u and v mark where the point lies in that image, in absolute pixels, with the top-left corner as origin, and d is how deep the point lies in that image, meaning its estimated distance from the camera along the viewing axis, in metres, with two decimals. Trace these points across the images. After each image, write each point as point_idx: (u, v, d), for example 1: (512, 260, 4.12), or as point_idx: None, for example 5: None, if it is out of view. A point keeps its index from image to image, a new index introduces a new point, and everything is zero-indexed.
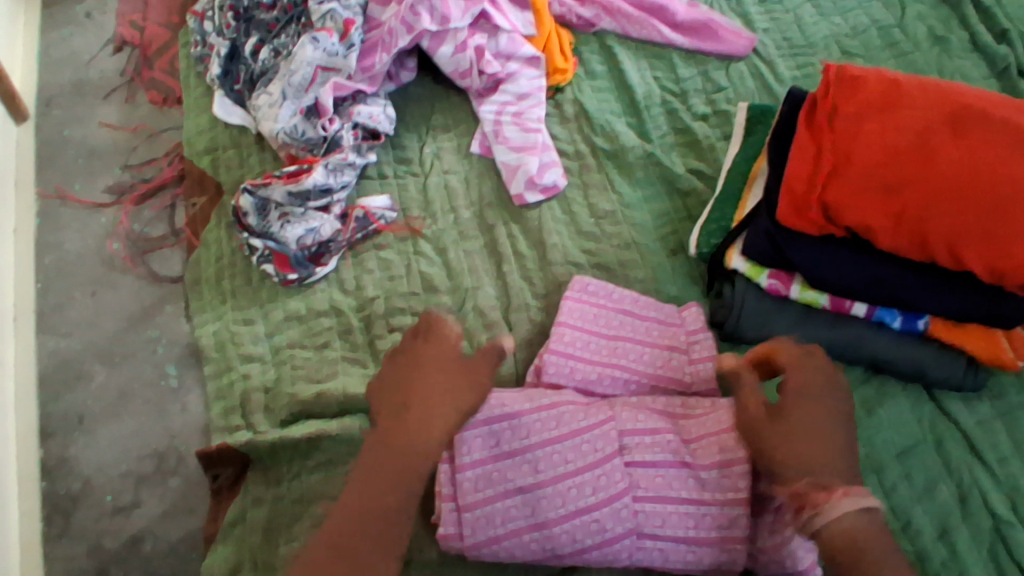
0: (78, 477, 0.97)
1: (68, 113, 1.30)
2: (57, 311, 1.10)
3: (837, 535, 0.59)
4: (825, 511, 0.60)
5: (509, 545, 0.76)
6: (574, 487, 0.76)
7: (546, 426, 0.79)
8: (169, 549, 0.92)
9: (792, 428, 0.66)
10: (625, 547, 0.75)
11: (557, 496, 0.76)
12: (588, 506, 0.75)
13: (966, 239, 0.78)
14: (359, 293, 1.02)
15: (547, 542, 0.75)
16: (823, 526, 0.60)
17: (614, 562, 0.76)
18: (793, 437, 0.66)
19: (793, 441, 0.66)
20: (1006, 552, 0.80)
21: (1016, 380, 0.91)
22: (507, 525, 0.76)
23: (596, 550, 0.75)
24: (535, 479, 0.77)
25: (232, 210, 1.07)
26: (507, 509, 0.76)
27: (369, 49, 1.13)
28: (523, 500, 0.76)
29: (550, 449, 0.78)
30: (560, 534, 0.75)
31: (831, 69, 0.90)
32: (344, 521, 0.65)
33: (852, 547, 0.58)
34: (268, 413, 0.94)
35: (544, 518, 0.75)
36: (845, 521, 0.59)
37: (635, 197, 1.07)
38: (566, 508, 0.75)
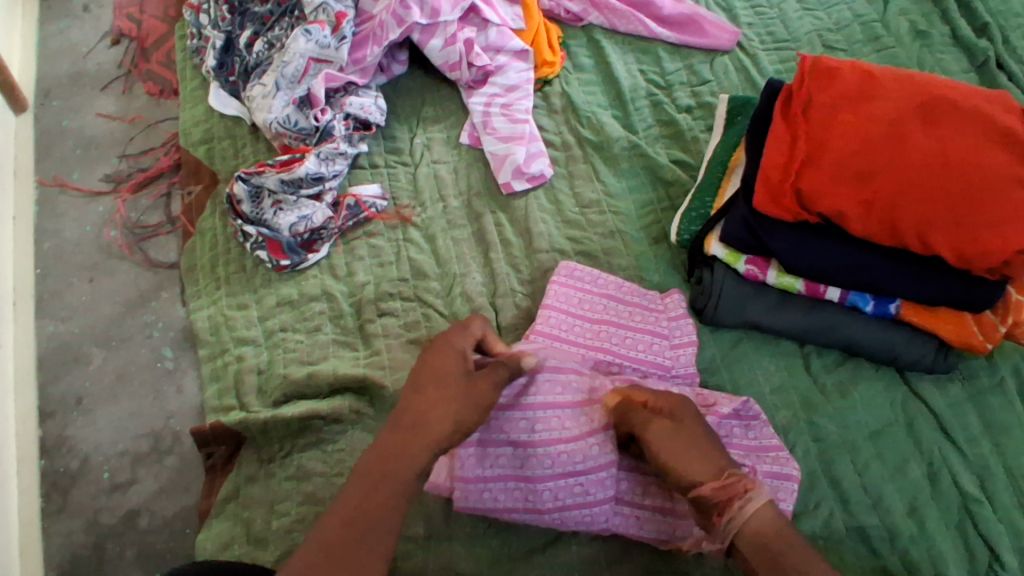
0: (76, 456, 1.00)
1: (66, 103, 1.33)
2: (55, 296, 1.12)
3: (759, 529, 0.66)
4: (749, 504, 0.66)
5: (494, 493, 0.81)
6: (567, 451, 0.80)
7: (550, 389, 0.83)
8: (164, 525, 0.95)
9: (685, 440, 0.72)
10: (600, 514, 0.80)
11: (547, 457, 0.80)
12: (574, 469, 0.79)
13: (934, 226, 0.81)
14: (350, 279, 1.05)
15: (530, 496, 0.80)
16: (749, 519, 0.66)
17: (590, 527, 0.80)
18: (697, 447, 0.71)
19: (694, 449, 0.71)
20: (973, 528, 0.83)
21: (987, 363, 0.94)
22: (497, 475, 0.81)
23: (574, 513, 0.80)
24: (530, 436, 0.81)
25: (227, 197, 1.10)
26: (499, 460, 0.81)
27: (361, 42, 1.16)
28: (516, 455, 0.81)
29: (551, 412, 0.82)
30: (544, 492, 0.80)
31: (807, 61, 0.93)
32: (349, 519, 0.67)
33: (762, 534, 0.66)
34: (261, 395, 0.97)
35: (532, 473, 0.80)
36: (764, 509, 0.67)
37: (619, 186, 1.10)
38: (553, 469, 0.80)
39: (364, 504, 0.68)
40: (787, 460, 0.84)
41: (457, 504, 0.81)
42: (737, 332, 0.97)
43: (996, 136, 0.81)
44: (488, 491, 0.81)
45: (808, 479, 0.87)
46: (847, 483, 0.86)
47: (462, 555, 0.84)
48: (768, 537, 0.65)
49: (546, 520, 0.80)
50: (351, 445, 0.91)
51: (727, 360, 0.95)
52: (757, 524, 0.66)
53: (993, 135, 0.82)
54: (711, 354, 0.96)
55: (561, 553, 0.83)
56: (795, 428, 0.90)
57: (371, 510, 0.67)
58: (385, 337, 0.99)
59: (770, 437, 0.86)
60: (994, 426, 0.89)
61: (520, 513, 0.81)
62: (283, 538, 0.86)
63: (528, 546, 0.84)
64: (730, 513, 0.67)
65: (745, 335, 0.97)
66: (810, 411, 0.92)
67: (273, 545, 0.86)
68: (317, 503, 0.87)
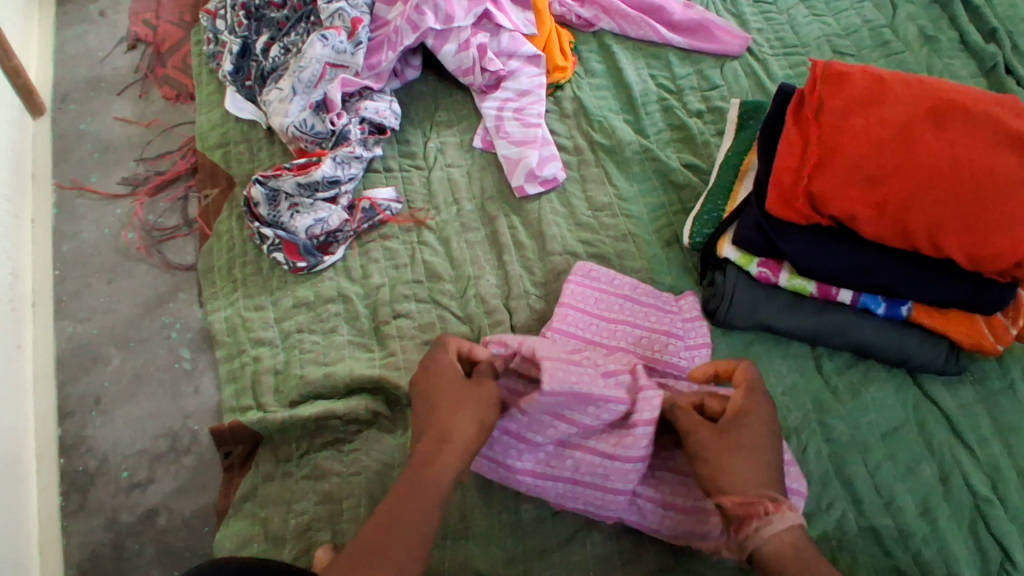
0: (95, 455, 1.01)
1: (83, 107, 1.34)
2: (74, 297, 1.14)
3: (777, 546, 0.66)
4: (767, 526, 0.67)
5: (519, 449, 0.82)
6: (603, 431, 0.81)
7: (617, 385, 0.81)
8: (183, 523, 0.96)
9: (727, 449, 0.72)
10: (606, 500, 0.81)
11: (589, 435, 0.81)
12: (604, 459, 0.80)
13: (946, 228, 0.82)
14: (365, 281, 1.06)
15: (557, 462, 0.82)
16: (763, 538, 0.67)
17: (597, 510, 0.82)
18: (735, 460, 0.71)
19: (738, 458, 0.71)
20: (985, 528, 0.84)
21: (998, 365, 0.94)
22: (528, 436, 0.81)
23: (589, 495, 0.81)
24: (578, 418, 0.80)
25: (245, 200, 1.11)
26: (546, 430, 0.81)
27: (375, 48, 1.18)
28: (553, 427, 0.80)
29: (614, 407, 0.80)
30: (569, 463, 0.81)
31: (818, 66, 0.94)
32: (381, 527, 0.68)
33: (777, 556, 0.66)
34: (278, 395, 0.98)
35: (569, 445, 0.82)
36: (784, 532, 0.67)
37: (631, 190, 1.11)
38: (587, 441, 0.81)
39: (403, 510, 0.70)
40: (797, 476, 0.84)
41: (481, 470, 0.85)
42: (749, 335, 0.98)
43: (1007, 139, 0.82)
44: (512, 446, 0.82)
45: (820, 479, 0.88)
46: (859, 484, 0.87)
47: (477, 554, 0.84)
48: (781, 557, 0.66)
49: (561, 494, 0.82)
50: (367, 444, 0.91)
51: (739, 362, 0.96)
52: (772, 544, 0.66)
53: (1004, 138, 0.83)
54: (724, 356, 0.97)
55: (575, 551, 0.84)
56: (808, 429, 0.91)
57: (408, 509, 0.70)
58: (399, 339, 1.00)
59: (783, 451, 0.85)
60: (1006, 427, 0.90)
61: (538, 481, 0.82)
62: (300, 537, 0.87)
63: (542, 545, 0.85)
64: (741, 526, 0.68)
65: (758, 336, 0.98)
66: (822, 413, 0.92)
67: (290, 544, 0.86)
68: (333, 502, 0.88)
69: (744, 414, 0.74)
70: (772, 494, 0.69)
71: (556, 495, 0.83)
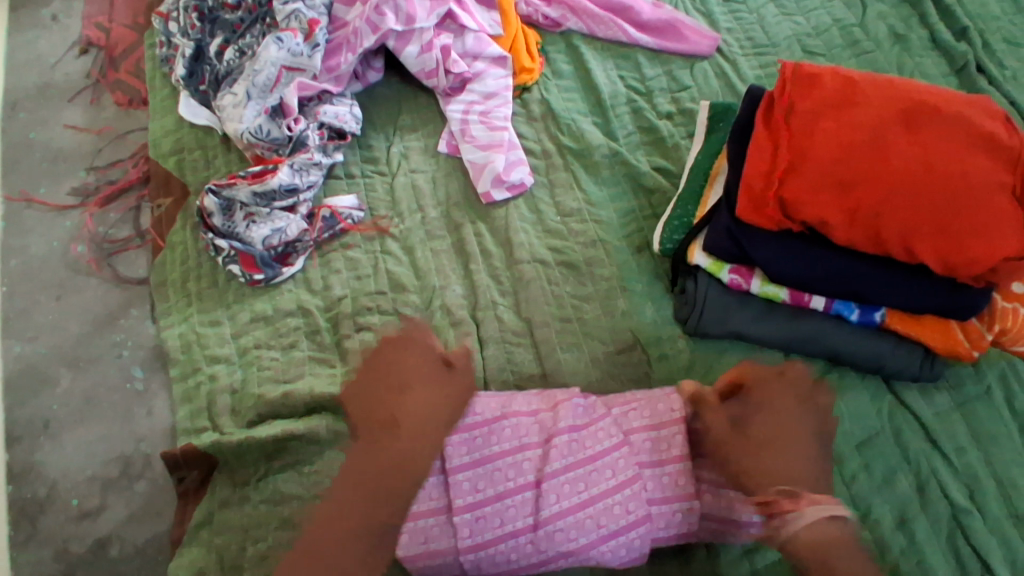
0: (43, 482, 0.96)
1: (31, 115, 1.28)
2: (22, 316, 1.08)
3: (804, 541, 0.67)
4: (791, 522, 0.67)
5: (477, 560, 0.73)
6: (519, 502, 0.74)
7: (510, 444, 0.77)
8: (136, 553, 0.92)
9: (759, 448, 0.75)
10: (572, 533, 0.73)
11: (503, 476, 0.75)
12: (570, 500, 0.74)
13: (920, 234, 0.79)
14: (326, 294, 1.02)
15: (496, 521, 0.73)
16: (793, 536, 0.67)
17: (539, 567, 0.74)
18: (771, 452, 0.74)
19: (765, 457, 0.74)
20: (963, 539, 0.82)
21: (973, 370, 0.93)
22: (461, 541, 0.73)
23: (564, 559, 0.74)
24: (520, 447, 0.77)
25: (198, 210, 1.07)
26: (501, 476, 0.75)
27: (334, 50, 1.14)
28: (495, 471, 0.75)
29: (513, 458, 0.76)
30: (515, 509, 0.74)
31: (787, 68, 0.92)
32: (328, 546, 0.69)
33: (806, 554, 0.67)
34: (234, 416, 0.94)
35: (509, 502, 0.74)
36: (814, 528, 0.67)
37: (601, 195, 1.08)
38: (516, 521, 0.73)
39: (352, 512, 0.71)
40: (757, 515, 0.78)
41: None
42: (721, 343, 0.95)
43: (977, 142, 0.81)
44: (468, 538, 0.72)
45: None
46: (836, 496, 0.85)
47: None
48: (813, 554, 0.66)
49: (500, 559, 0.73)
50: (326, 466, 0.88)
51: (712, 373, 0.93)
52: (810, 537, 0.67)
53: (974, 140, 0.81)
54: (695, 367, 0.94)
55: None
56: None
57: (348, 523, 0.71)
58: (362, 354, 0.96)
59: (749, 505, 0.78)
60: (982, 434, 0.89)
61: (477, 552, 0.72)
62: (257, 566, 0.83)
63: None
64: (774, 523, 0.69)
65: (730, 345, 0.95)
66: None
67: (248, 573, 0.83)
68: (292, 528, 0.84)
69: (756, 405, 0.79)
70: (789, 489, 0.71)
71: (496, 564, 0.73)
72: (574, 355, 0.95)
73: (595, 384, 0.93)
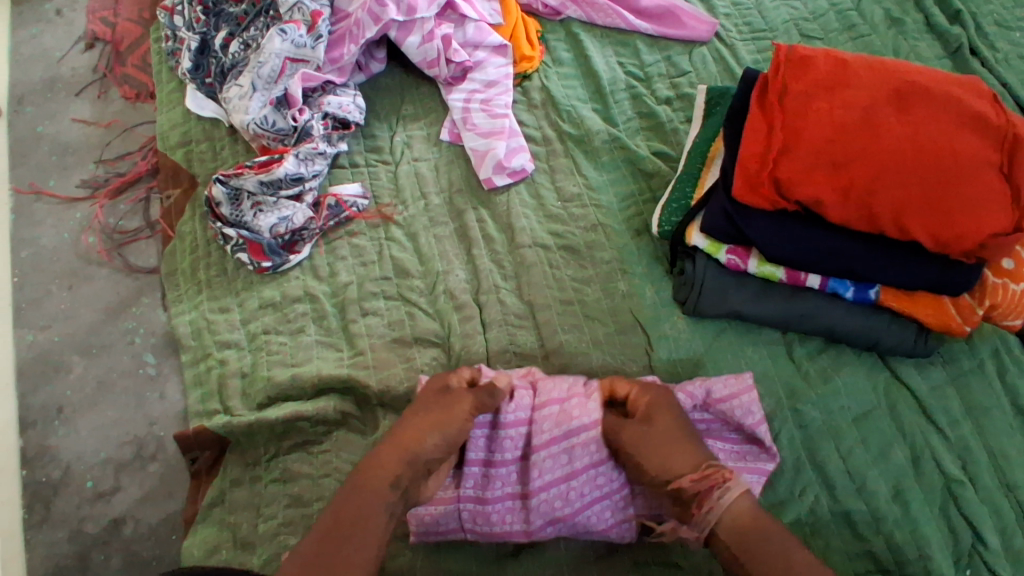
0: (59, 466, 0.99)
1: (40, 109, 1.31)
2: (34, 305, 1.11)
3: (739, 516, 0.69)
4: (727, 493, 0.69)
5: (471, 515, 0.79)
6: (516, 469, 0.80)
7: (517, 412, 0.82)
8: (150, 532, 0.94)
9: (665, 438, 0.75)
10: (557, 502, 0.78)
11: (504, 443, 0.81)
12: (553, 472, 0.79)
13: (911, 212, 0.81)
14: (332, 280, 1.04)
15: (497, 482, 0.80)
16: (729, 506, 0.69)
17: (528, 536, 0.79)
18: (676, 442, 0.75)
19: (671, 446, 0.75)
20: (956, 509, 0.85)
21: (967, 345, 0.94)
22: (468, 494, 0.80)
23: (553, 529, 0.79)
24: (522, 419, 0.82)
25: (206, 200, 1.08)
26: (506, 444, 0.81)
27: (336, 41, 1.16)
28: (501, 436, 0.82)
29: (516, 429, 0.81)
30: (509, 475, 0.80)
31: (781, 50, 0.93)
32: (321, 543, 0.66)
33: (748, 527, 0.68)
34: (245, 398, 0.96)
35: (507, 467, 0.80)
36: (743, 498, 0.70)
37: (601, 180, 1.10)
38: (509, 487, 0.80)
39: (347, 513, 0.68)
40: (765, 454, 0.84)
41: (413, 533, 0.81)
42: (720, 323, 0.98)
43: (967, 121, 0.83)
44: (466, 491, 0.80)
45: (793, 466, 0.88)
46: (832, 469, 0.87)
47: (451, 554, 0.83)
48: (751, 524, 0.68)
49: (493, 519, 0.79)
50: (337, 445, 0.91)
51: (712, 351, 0.95)
52: (739, 510, 0.69)
53: (964, 119, 0.83)
54: (695, 345, 0.96)
55: (550, 547, 0.83)
56: (779, 416, 0.91)
57: (350, 520, 0.68)
58: (368, 337, 0.98)
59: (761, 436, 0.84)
60: (976, 408, 0.91)
61: (476, 504, 0.79)
62: (269, 542, 0.86)
63: (515, 544, 0.84)
64: (709, 503, 0.70)
65: (729, 324, 0.97)
66: (794, 399, 0.92)
67: (260, 549, 0.85)
68: (303, 506, 0.87)
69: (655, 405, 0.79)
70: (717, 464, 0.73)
71: (490, 523, 0.79)
72: (575, 336, 0.97)
73: (596, 364, 0.95)
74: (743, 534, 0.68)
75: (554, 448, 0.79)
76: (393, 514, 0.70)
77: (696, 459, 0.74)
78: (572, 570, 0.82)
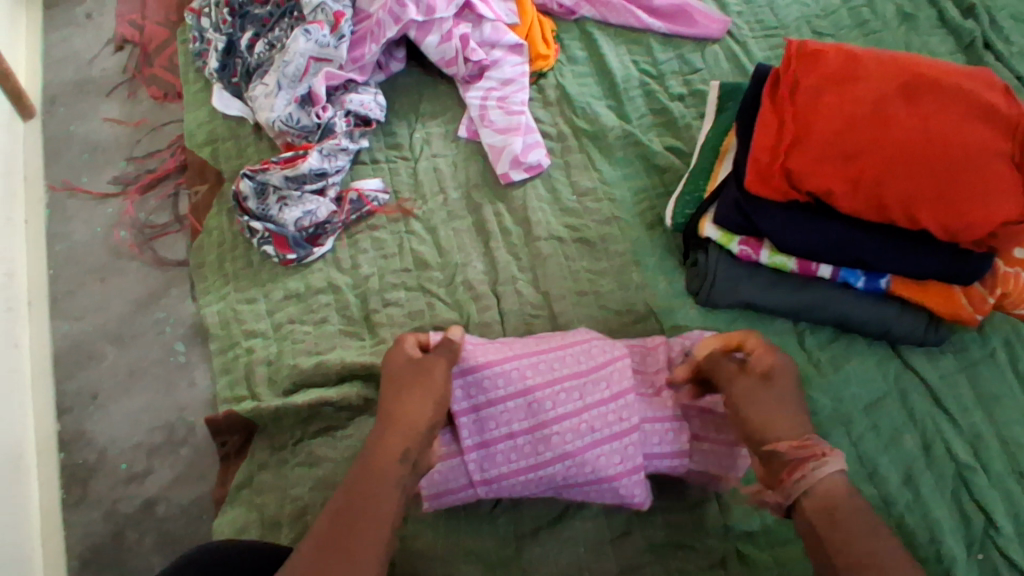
0: (94, 449, 1.03)
1: (72, 109, 1.36)
2: (69, 296, 1.16)
3: (830, 490, 0.67)
4: (825, 466, 0.68)
5: (477, 462, 0.81)
6: (521, 408, 0.81)
7: (512, 356, 0.85)
8: (181, 512, 0.98)
9: (775, 401, 0.75)
10: (569, 435, 0.80)
11: (504, 383, 0.82)
12: (566, 405, 0.81)
13: (921, 202, 0.83)
14: (354, 272, 1.07)
15: (492, 423, 0.81)
16: (819, 481, 0.68)
17: (536, 474, 0.80)
18: (783, 408, 0.75)
19: (777, 410, 0.75)
20: (967, 494, 0.86)
21: (978, 335, 0.96)
22: (469, 442, 0.81)
23: (563, 469, 0.80)
24: (517, 361, 0.84)
25: (233, 194, 1.12)
26: (490, 384, 0.82)
27: (358, 41, 1.19)
28: (485, 378, 0.82)
29: (511, 370, 0.83)
30: (512, 414, 0.81)
31: (793, 46, 0.95)
32: (337, 519, 0.68)
33: (829, 507, 0.66)
34: (271, 385, 1.00)
35: (507, 406, 0.82)
36: (835, 478, 0.68)
37: (615, 174, 1.13)
38: (513, 426, 0.81)
39: (360, 490, 0.70)
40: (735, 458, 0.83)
41: (426, 503, 0.84)
42: (733, 313, 0.99)
43: (977, 113, 0.84)
44: (467, 440, 0.81)
45: None
46: (843, 455, 0.89)
47: (471, 534, 0.86)
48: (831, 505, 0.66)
49: (500, 459, 0.81)
50: (358, 429, 0.94)
51: None
52: (825, 488, 0.68)
53: (974, 111, 0.85)
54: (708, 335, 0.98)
55: (566, 528, 0.86)
56: None
57: (363, 495, 0.70)
58: (389, 327, 1.02)
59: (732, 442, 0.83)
60: (986, 396, 0.92)
61: (480, 450, 0.81)
62: (296, 522, 0.89)
63: (534, 525, 0.87)
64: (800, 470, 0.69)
65: (741, 315, 0.99)
66: (805, 387, 0.94)
67: (286, 529, 0.89)
68: (328, 487, 0.90)
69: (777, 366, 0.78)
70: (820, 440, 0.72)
71: (497, 465, 0.81)
72: (590, 326, 1.00)
73: None
74: (823, 513, 0.66)
75: (560, 386, 0.82)
76: (404, 487, 0.72)
77: (798, 430, 0.73)
78: (588, 550, 0.85)
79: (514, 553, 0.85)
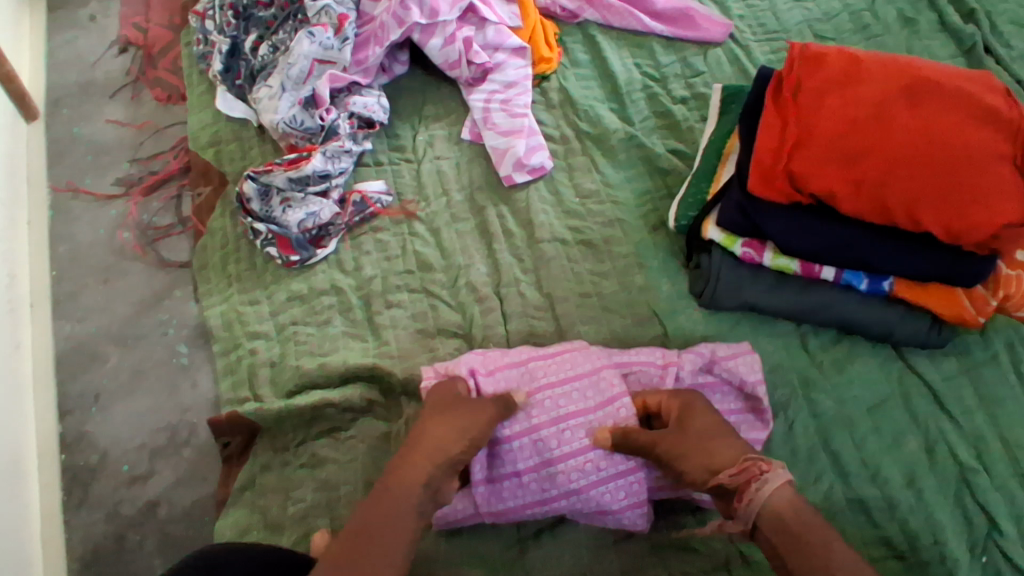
0: (96, 451, 1.03)
1: (76, 111, 1.36)
2: (71, 297, 1.15)
3: (779, 505, 0.69)
4: (767, 483, 0.70)
5: (487, 495, 0.82)
6: (528, 446, 0.81)
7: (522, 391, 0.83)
8: (183, 514, 0.98)
9: (699, 440, 0.76)
10: (575, 474, 0.79)
11: (512, 419, 0.82)
12: (573, 443, 0.80)
13: (924, 204, 0.83)
14: (357, 273, 1.08)
15: (501, 460, 0.81)
16: (768, 497, 0.69)
17: (542, 507, 0.81)
18: (709, 442, 0.76)
19: (707, 446, 0.76)
20: (970, 496, 0.86)
21: (980, 337, 0.96)
22: (479, 476, 0.81)
23: (569, 504, 0.80)
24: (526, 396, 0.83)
25: (237, 196, 1.12)
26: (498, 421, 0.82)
27: (362, 43, 1.20)
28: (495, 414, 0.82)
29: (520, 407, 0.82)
30: (520, 452, 0.81)
31: (796, 48, 0.95)
32: (354, 543, 0.68)
33: (789, 520, 0.68)
34: (274, 387, 1.00)
35: (516, 443, 0.81)
36: (781, 489, 0.70)
37: (618, 177, 1.13)
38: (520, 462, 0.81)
39: (380, 516, 0.70)
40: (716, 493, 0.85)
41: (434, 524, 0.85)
42: (735, 314, 0.99)
43: (979, 115, 0.85)
44: (478, 475, 0.81)
45: (807, 454, 0.90)
46: (846, 457, 0.89)
47: (473, 537, 0.86)
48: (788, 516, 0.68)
49: (508, 494, 0.81)
50: (362, 431, 0.94)
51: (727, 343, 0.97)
52: (777, 501, 0.69)
53: (976, 113, 0.85)
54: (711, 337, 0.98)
55: (569, 531, 0.86)
56: (794, 405, 0.93)
57: (382, 519, 0.70)
58: (393, 328, 1.02)
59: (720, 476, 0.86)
60: (990, 398, 0.92)
61: (489, 485, 0.82)
62: (298, 523, 0.89)
63: (537, 527, 0.87)
64: (748, 495, 0.70)
65: (744, 317, 0.99)
66: (808, 389, 0.94)
67: (289, 531, 0.88)
68: (331, 489, 0.90)
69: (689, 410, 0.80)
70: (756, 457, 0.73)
71: (504, 499, 0.81)
72: (593, 328, 1.00)
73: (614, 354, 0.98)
74: (789, 531, 0.68)
75: (569, 422, 0.81)
76: (421, 513, 0.72)
77: (731, 457, 0.74)
78: (592, 552, 0.85)
79: (517, 556, 0.85)
